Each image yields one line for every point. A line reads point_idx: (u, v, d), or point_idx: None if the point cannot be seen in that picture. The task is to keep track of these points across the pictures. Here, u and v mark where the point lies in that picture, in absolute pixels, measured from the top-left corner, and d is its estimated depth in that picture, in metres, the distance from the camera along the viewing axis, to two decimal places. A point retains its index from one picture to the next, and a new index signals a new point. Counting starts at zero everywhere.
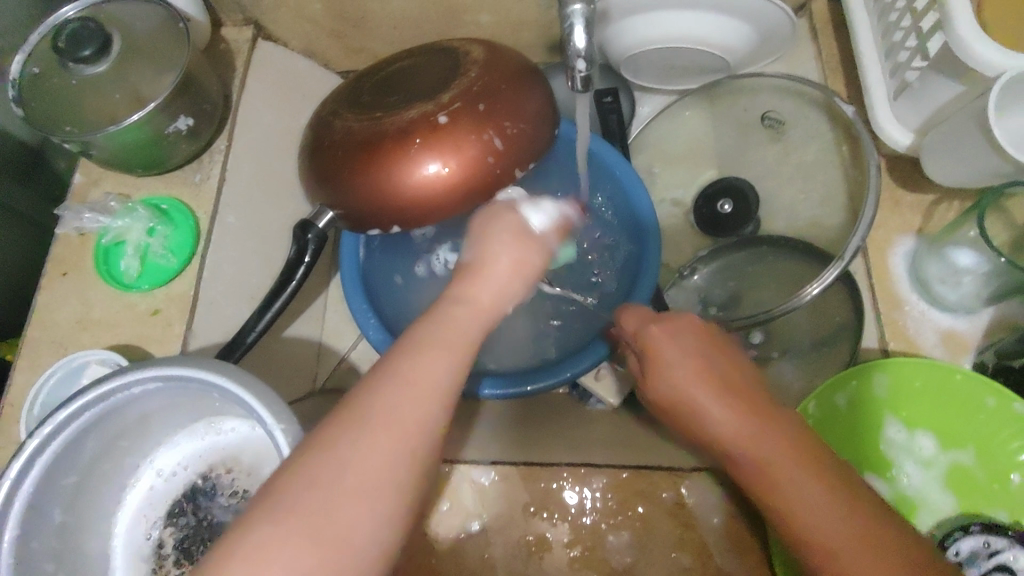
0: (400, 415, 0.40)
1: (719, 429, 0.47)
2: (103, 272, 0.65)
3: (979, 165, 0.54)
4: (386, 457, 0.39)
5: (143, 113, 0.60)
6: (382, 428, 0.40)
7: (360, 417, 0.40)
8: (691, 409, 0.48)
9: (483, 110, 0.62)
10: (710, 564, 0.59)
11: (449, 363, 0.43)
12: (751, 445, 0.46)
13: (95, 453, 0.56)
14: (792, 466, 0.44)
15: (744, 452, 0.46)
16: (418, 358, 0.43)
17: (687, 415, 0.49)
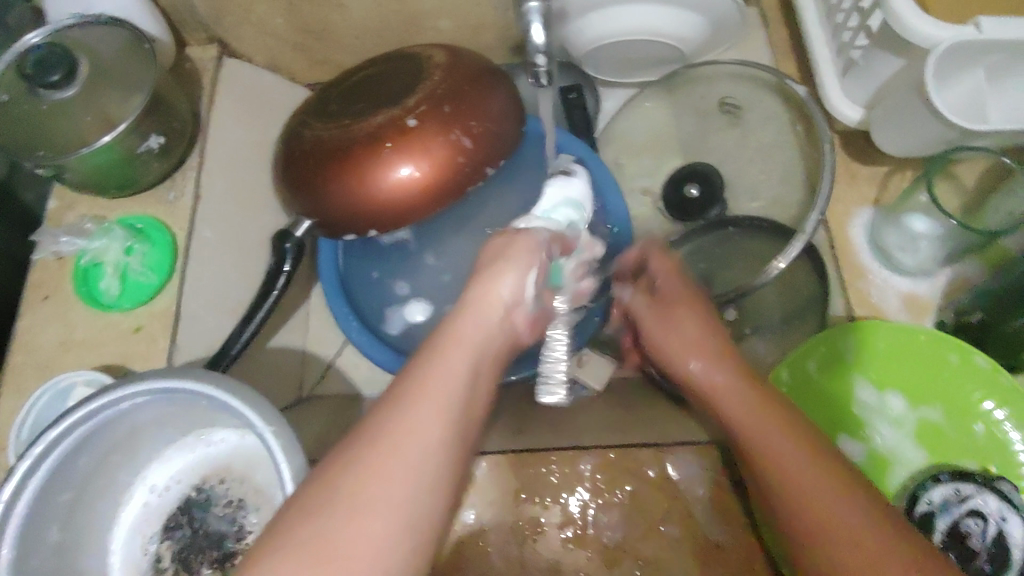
0: (436, 396, 0.40)
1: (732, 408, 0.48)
2: (83, 294, 0.66)
3: (925, 134, 0.54)
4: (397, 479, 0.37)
5: (113, 134, 0.60)
6: (417, 411, 0.39)
7: (400, 401, 0.40)
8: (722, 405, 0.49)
9: (449, 111, 0.62)
10: (698, 534, 0.54)
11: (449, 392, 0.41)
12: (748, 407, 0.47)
13: (89, 469, 0.52)
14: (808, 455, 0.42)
15: (757, 439, 0.45)
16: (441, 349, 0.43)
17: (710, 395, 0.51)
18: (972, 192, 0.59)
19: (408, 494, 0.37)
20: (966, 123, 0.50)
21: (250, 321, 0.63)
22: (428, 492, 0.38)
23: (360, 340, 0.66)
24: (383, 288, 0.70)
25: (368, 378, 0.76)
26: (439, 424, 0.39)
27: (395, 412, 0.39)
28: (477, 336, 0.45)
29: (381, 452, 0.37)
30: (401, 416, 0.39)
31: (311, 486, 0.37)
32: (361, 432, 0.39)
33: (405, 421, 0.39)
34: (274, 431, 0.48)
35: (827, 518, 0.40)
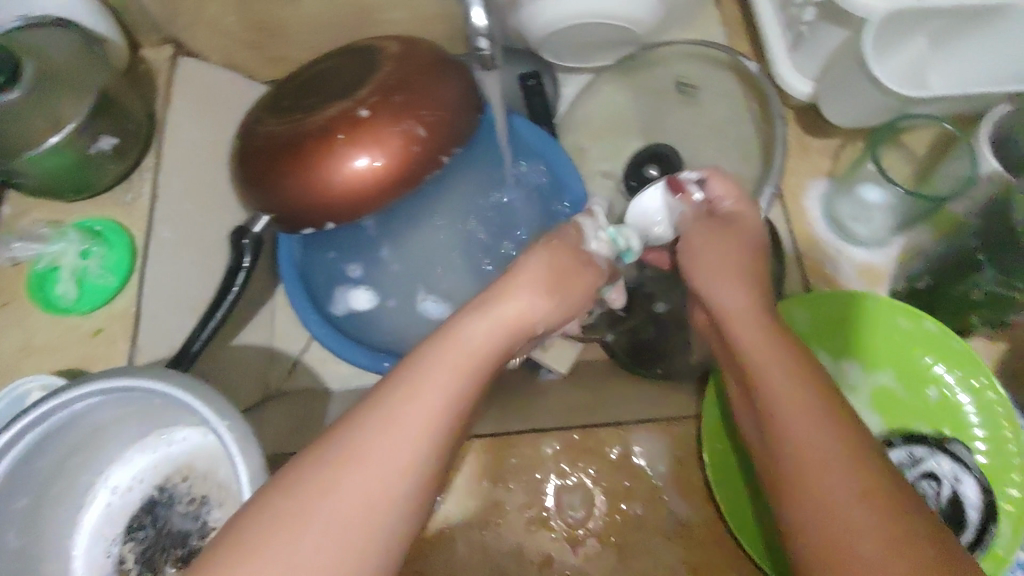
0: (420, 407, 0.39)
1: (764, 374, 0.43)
2: (41, 300, 0.65)
3: (871, 104, 0.54)
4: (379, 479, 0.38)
5: (62, 135, 0.60)
6: (398, 427, 0.38)
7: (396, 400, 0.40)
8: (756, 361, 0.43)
9: (401, 100, 0.61)
10: (661, 509, 0.54)
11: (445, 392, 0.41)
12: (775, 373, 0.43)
13: (47, 473, 0.52)
14: (845, 445, 0.39)
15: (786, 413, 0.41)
16: (438, 360, 0.42)
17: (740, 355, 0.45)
18: (921, 159, 0.59)
19: (372, 506, 0.37)
20: (906, 92, 0.50)
21: (211, 318, 0.63)
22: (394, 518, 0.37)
23: (322, 333, 0.67)
24: (340, 271, 0.70)
25: (336, 372, 0.76)
26: (412, 446, 0.38)
27: (369, 428, 0.38)
28: (480, 346, 0.43)
29: (351, 470, 0.37)
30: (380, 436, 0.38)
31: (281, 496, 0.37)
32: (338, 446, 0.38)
33: (383, 441, 0.38)
34: (228, 425, 0.47)
35: (849, 504, 0.36)
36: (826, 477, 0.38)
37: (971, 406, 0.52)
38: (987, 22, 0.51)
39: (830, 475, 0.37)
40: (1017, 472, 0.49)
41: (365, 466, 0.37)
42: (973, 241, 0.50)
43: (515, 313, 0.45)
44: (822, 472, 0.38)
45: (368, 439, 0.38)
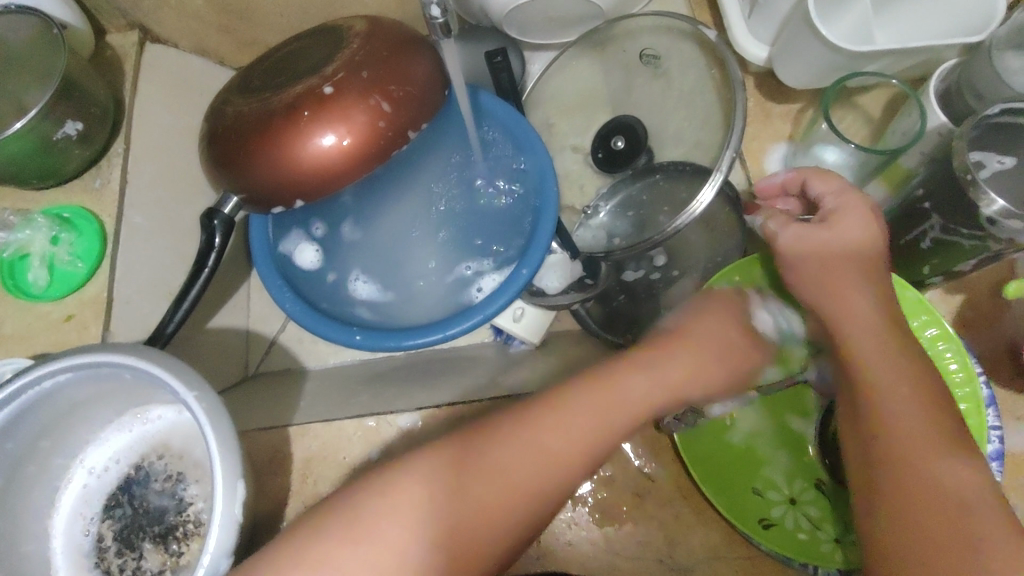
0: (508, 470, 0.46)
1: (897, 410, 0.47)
2: (11, 287, 0.65)
3: (820, 64, 0.56)
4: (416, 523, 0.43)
5: (25, 120, 0.60)
6: (530, 454, 0.46)
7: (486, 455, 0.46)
8: (878, 367, 0.49)
9: (367, 77, 0.61)
10: (631, 469, 0.55)
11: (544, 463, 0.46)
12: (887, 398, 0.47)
13: (18, 453, 0.52)
14: (922, 454, 0.45)
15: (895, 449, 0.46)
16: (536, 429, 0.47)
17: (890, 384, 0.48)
18: (878, 120, 0.61)
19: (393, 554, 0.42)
20: (851, 48, 0.51)
21: (183, 298, 0.63)
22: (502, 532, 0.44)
23: (294, 309, 0.64)
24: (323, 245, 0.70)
25: (312, 351, 0.77)
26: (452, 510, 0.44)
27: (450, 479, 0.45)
28: (639, 404, 0.50)
29: (408, 509, 0.43)
30: (513, 457, 0.46)
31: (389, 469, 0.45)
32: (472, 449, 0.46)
33: (513, 455, 0.46)
34: (196, 395, 0.48)
35: (918, 517, 0.43)
36: (916, 482, 0.44)
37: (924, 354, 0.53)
38: None
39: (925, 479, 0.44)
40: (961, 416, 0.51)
41: (480, 472, 0.45)
42: (920, 189, 0.50)
43: (637, 396, 0.51)
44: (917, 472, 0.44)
45: (495, 457, 0.46)
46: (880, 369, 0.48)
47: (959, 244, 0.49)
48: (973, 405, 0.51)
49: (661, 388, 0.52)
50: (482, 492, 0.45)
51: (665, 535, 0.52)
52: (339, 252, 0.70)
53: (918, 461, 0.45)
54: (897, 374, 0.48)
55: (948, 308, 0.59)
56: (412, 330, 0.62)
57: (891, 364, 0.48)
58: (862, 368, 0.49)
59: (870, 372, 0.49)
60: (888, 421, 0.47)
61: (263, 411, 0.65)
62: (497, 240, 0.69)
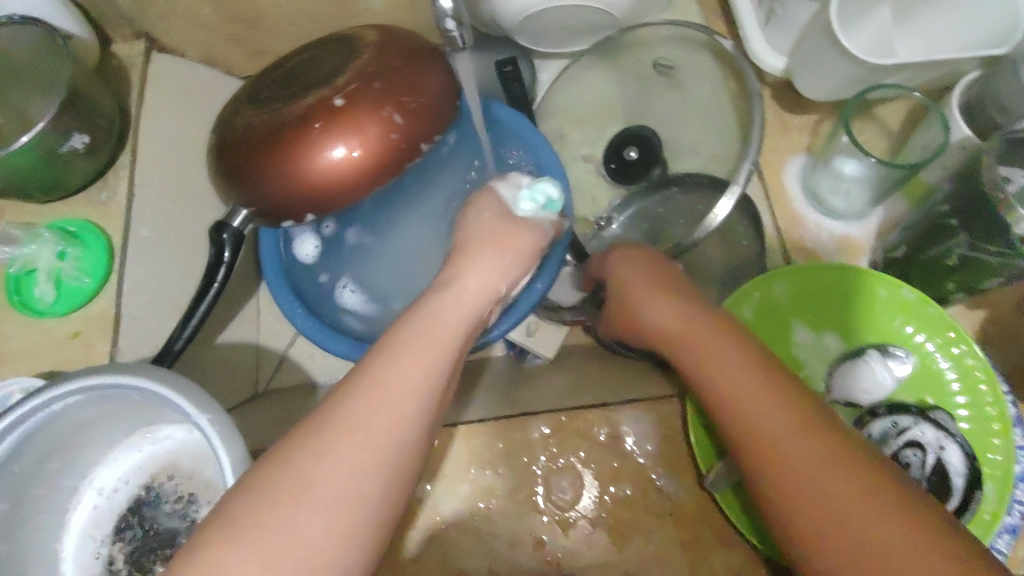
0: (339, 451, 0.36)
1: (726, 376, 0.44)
2: (17, 303, 0.64)
3: (840, 77, 0.55)
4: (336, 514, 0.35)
5: (32, 134, 0.59)
6: (347, 427, 0.37)
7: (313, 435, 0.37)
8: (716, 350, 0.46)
9: (379, 88, 0.60)
10: (650, 489, 0.54)
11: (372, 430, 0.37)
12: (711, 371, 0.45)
13: (26, 475, 0.51)
14: (782, 416, 0.41)
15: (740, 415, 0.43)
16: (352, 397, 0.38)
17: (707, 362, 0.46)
18: (896, 132, 0.61)
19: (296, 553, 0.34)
20: (874, 61, 0.51)
21: (193, 313, 0.62)
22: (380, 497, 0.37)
23: (309, 328, 0.64)
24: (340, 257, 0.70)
25: (322, 364, 0.77)
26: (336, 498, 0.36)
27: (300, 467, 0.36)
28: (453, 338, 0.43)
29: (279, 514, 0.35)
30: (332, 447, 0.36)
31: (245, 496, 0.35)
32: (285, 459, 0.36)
33: (347, 428, 0.37)
34: (209, 418, 0.46)
35: (816, 480, 0.38)
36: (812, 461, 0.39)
37: (950, 371, 0.52)
38: None
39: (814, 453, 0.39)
40: (994, 437, 0.50)
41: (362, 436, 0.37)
42: (944, 205, 0.49)
43: (368, 386, 0.39)
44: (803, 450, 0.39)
45: (319, 442, 0.36)
46: (719, 354, 0.45)
47: (986, 263, 0.48)
48: (1003, 427, 0.50)
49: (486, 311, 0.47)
50: (339, 483, 0.36)
51: (686, 557, 0.52)
52: (345, 261, 0.70)
53: (783, 439, 0.40)
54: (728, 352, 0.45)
55: (971, 324, 0.58)
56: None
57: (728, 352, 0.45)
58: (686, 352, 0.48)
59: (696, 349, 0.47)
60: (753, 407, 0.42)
61: (272, 429, 0.64)
62: None
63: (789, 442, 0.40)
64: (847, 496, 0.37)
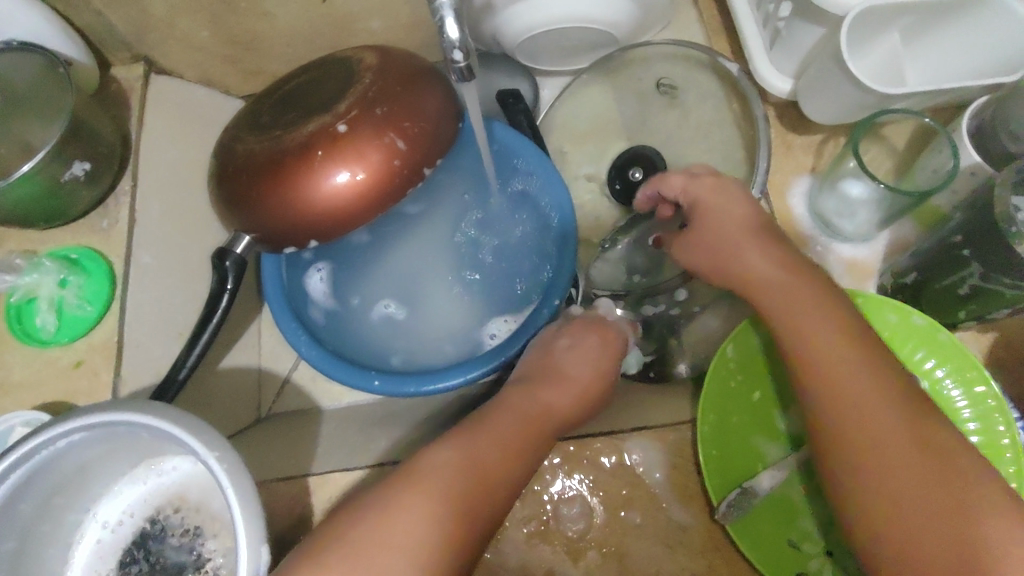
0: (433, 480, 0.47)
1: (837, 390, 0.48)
2: (20, 333, 0.64)
3: (846, 101, 0.55)
4: (416, 526, 0.45)
5: (33, 163, 0.58)
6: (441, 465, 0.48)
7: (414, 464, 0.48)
8: (798, 320, 0.51)
9: (381, 112, 0.58)
10: (661, 516, 0.54)
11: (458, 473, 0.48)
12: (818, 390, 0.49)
13: (32, 512, 0.51)
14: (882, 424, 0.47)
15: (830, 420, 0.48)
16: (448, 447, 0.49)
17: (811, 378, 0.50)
18: (902, 152, 0.61)
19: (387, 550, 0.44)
20: (883, 89, 0.51)
21: (194, 343, 0.62)
22: (439, 521, 0.45)
23: (314, 356, 0.63)
24: (350, 284, 0.69)
25: (327, 391, 0.76)
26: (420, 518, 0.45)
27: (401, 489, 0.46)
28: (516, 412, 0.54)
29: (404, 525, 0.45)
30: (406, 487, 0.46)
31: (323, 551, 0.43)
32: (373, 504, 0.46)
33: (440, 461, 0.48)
34: (218, 456, 0.45)
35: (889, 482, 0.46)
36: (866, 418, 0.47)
37: (962, 400, 0.53)
38: (967, 16, 0.51)
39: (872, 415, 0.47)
40: (1010, 466, 0.50)
41: (426, 483, 0.47)
42: (957, 236, 0.51)
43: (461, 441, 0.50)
44: (863, 412, 0.47)
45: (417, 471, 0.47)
46: (807, 330, 0.50)
47: (998, 294, 0.50)
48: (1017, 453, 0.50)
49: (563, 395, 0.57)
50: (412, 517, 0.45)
51: None
52: (348, 283, 0.69)
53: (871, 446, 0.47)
54: (811, 324, 0.50)
55: (982, 346, 0.58)
56: (431, 374, 0.62)
57: (811, 320, 0.51)
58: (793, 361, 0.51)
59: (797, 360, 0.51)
60: (834, 377, 0.49)
61: (279, 458, 0.63)
62: (512, 275, 0.69)
63: (847, 404, 0.48)
64: (888, 455, 0.46)
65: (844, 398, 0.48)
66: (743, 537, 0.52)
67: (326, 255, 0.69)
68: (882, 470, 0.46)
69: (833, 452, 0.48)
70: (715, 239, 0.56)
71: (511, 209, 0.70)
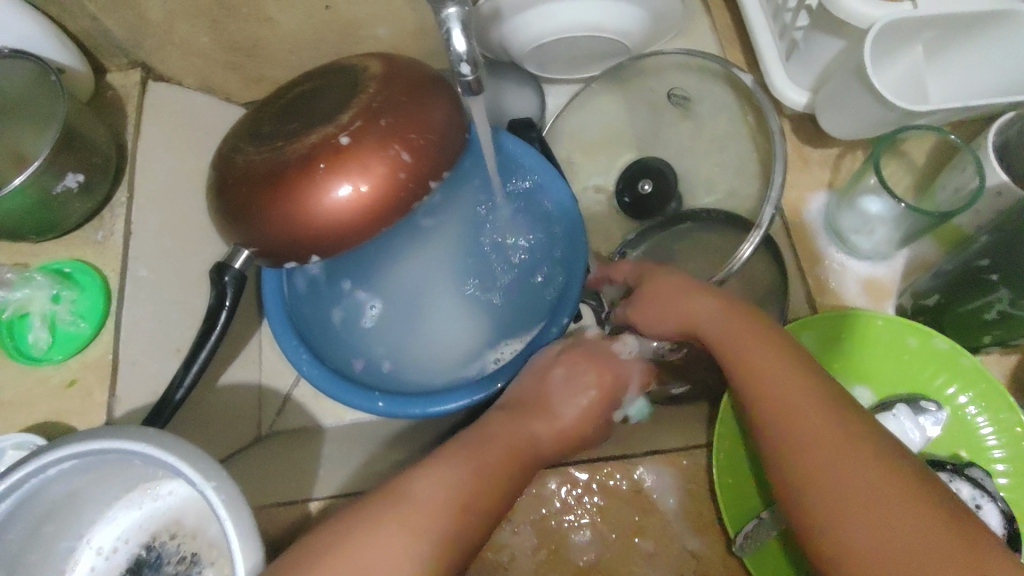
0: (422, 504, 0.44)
1: (804, 423, 0.44)
2: (10, 350, 0.61)
3: (867, 117, 0.54)
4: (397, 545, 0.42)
5: (26, 174, 0.56)
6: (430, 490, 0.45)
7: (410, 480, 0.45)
8: (754, 358, 0.47)
9: (386, 124, 0.56)
10: (673, 544, 0.54)
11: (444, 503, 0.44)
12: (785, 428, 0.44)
13: (21, 540, 0.49)
14: (859, 463, 0.41)
15: (804, 462, 0.43)
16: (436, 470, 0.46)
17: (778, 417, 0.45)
18: (922, 168, 0.59)
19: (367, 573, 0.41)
20: (907, 105, 0.49)
21: (192, 362, 0.60)
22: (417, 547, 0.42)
23: (316, 376, 0.61)
24: (351, 299, 0.67)
25: (328, 408, 0.74)
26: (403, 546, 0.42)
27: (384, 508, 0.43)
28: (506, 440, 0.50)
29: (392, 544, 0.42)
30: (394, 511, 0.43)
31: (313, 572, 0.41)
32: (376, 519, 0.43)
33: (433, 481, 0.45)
34: (215, 486, 0.43)
35: (877, 532, 0.39)
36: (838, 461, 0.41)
37: (986, 426, 0.52)
38: (993, 30, 0.49)
39: (841, 455, 0.42)
40: None
41: (403, 528, 0.43)
42: (983, 259, 0.50)
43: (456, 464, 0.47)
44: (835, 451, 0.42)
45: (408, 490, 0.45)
46: (760, 366, 0.47)
47: None
48: None
49: (553, 431, 0.52)
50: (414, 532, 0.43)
51: None
52: (350, 299, 0.67)
53: (850, 491, 0.40)
54: (766, 359, 0.47)
55: (1003, 369, 0.56)
56: (436, 395, 0.60)
57: (766, 359, 0.47)
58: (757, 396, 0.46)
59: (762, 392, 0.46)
60: (792, 421, 0.44)
61: (282, 480, 0.62)
62: (520, 290, 0.67)
63: (812, 443, 0.43)
64: (868, 507, 0.40)
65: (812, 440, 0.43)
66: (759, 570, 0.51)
67: (327, 272, 0.67)
68: (868, 527, 0.39)
69: (810, 502, 0.42)
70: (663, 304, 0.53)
71: (517, 221, 0.68)
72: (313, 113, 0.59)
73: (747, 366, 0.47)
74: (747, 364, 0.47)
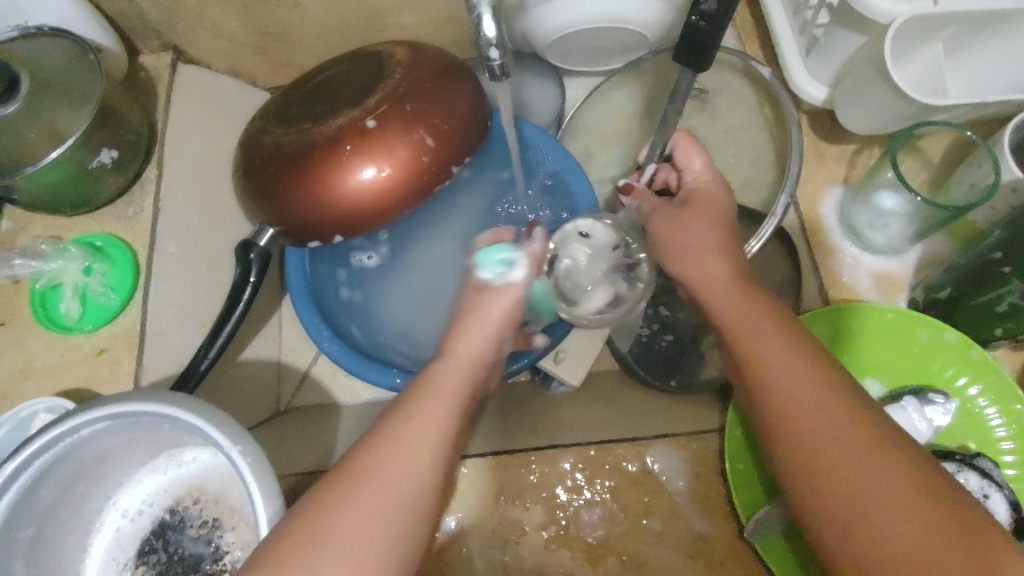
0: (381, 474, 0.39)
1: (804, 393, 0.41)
2: (43, 318, 0.63)
3: (885, 111, 0.55)
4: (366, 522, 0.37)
5: (62, 149, 0.58)
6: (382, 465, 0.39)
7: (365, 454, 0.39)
8: (751, 328, 0.45)
9: (411, 109, 0.57)
10: (682, 526, 0.55)
11: (399, 470, 0.39)
12: (791, 397, 0.41)
13: (52, 499, 0.51)
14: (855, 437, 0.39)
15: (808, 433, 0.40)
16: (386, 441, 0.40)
17: (780, 389, 0.42)
18: (938, 166, 0.60)
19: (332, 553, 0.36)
20: (925, 99, 0.50)
21: (217, 334, 0.62)
22: (378, 513, 0.37)
23: (337, 352, 0.63)
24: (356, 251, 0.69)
25: (346, 386, 0.76)
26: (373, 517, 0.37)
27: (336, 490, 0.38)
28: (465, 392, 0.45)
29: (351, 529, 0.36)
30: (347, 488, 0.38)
31: (279, 538, 0.36)
32: (347, 469, 0.39)
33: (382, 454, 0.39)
34: (241, 450, 0.45)
35: (885, 508, 0.36)
36: (826, 440, 0.39)
37: (997, 419, 0.53)
38: (1011, 28, 0.50)
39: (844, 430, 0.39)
40: None
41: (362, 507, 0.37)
42: (996, 252, 0.50)
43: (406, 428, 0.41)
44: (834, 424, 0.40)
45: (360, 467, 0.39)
46: (758, 338, 0.44)
47: None
48: None
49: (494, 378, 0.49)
50: (375, 489, 0.38)
51: None
52: (375, 283, 0.69)
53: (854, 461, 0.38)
54: (762, 332, 0.45)
55: (1013, 365, 0.57)
56: None
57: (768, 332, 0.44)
58: (756, 364, 0.44)
59: (761, 355, 0.44)
60: (793, 396, 0.41)
61: (302, 452, 0.64)
62: None
63: (812, 415, 0.40)
64: (876, 484, 0.37)
65: (801, 423, 0.41)
66: (772, 555, 0.52)
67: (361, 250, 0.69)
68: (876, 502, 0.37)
69: (810, 475, 0.39)
70: (691, 243, 0.52)
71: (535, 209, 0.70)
72: (340, 97, 0.61)
73: (744, 336, 0.45)
74: (743, 338, 0.45)
